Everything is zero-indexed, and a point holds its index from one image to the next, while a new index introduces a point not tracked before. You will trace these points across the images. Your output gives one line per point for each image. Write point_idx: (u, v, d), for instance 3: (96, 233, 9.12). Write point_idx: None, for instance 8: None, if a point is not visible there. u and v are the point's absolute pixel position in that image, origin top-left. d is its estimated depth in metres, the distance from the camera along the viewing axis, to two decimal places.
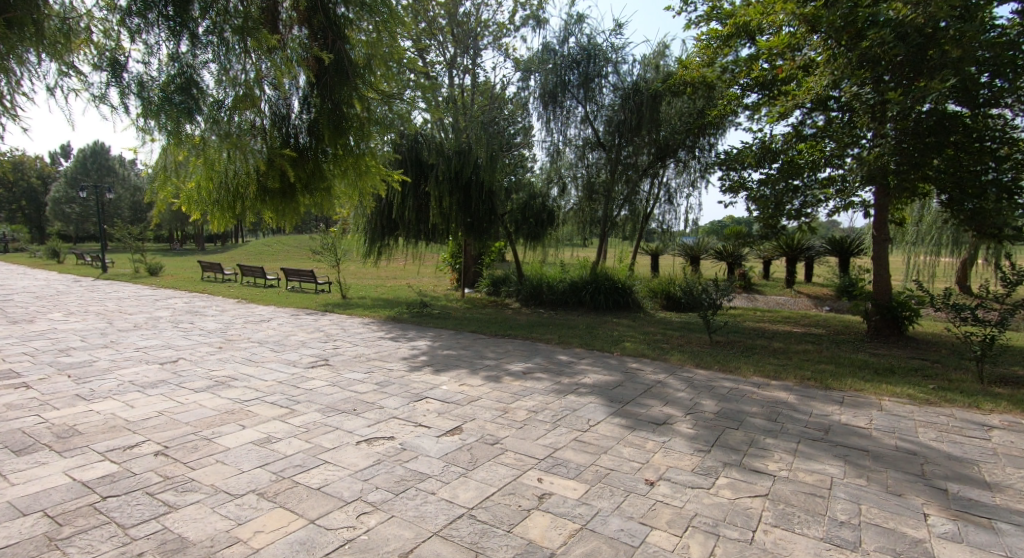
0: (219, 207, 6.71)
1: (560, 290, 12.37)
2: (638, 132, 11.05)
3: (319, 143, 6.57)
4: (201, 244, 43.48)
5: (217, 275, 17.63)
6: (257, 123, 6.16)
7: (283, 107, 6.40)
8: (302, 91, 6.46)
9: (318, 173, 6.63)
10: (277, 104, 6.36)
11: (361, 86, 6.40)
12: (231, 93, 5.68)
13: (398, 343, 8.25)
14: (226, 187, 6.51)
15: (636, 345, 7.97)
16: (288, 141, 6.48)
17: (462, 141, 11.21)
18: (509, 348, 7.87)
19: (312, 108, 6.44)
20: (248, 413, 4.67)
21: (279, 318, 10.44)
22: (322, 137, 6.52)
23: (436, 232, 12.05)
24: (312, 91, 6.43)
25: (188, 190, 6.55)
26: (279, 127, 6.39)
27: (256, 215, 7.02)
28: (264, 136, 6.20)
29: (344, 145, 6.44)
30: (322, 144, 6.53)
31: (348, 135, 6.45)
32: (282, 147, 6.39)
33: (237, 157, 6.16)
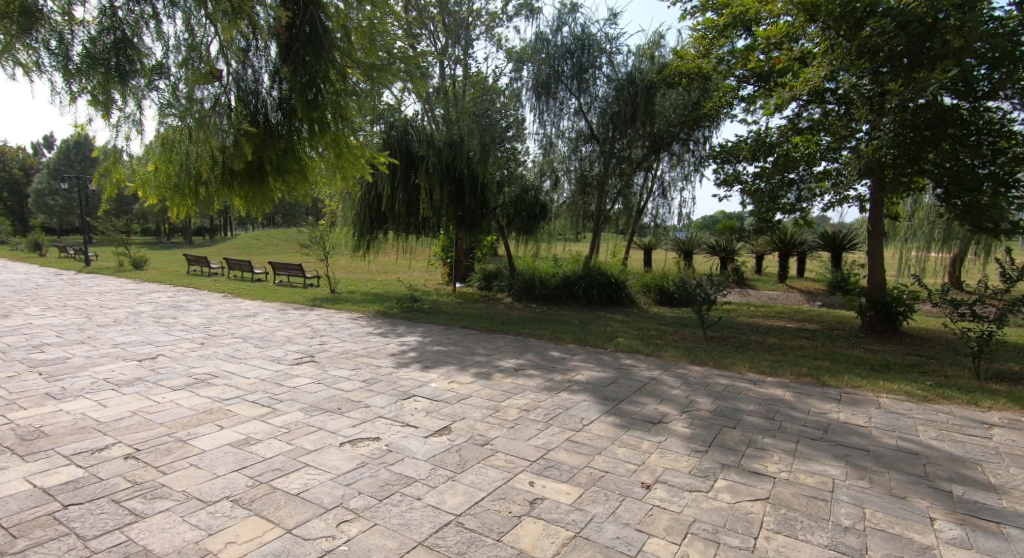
0: (179, 193, 6.76)
1: (553, 285, 12.22)
2: (632, 124, 10.89)
3: (291, 121, 6.57)
4: (189, 238, 42.95)
5: (203, 268, 17.33)
6: (220, 100, 6.25)
7: (245, 76, 6.41)
8: (272, 65, 6.51)
9: (291, 154, 6.62)
10: (243, 77, 6.41)
11: (342, 60, 6.57)
12: (182, 64, 5.87)
13: (387, 338, 8.05)
14: (189, 171, 6.54)
15: (630, 341, 7.82)
16: (255, 119, 6.46)
17: (454, 133, 11.00)
18: (500, 344, 7.69)
19: (283, 82, 6.46)
20: (227, 412, 4.47)
21: (265, 313, 10.20)
22: (293, 113, 6.54)
23: (426, 226, 11.81)
24: (282, 65, 6.47)
25: (148, 176, 6.63)
26: (246, 104, 6.41)
27: (223, 200, 7.03)
28: (228, 114, 6.26)
29: (319, 121, 6.46)
30: (294, 120, 6.54)
31: (327, 109, 6.53)
32: (249, 125, 6.38)
33: (198, 140, 6.22)
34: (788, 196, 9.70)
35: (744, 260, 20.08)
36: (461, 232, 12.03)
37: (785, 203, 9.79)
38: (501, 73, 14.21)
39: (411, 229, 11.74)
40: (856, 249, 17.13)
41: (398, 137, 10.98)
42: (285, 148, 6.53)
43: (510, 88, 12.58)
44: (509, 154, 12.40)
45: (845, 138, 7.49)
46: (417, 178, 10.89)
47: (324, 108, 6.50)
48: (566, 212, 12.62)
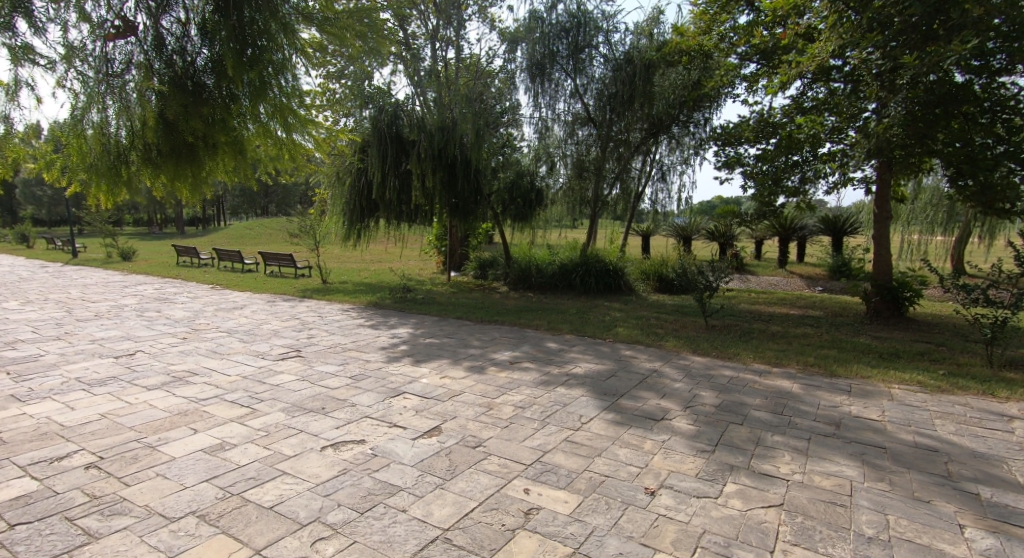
0: (101, 176, 6.12)
1: (550, 273, 11.95)
2: (630, 106, 10.57)
3: (220, 82, 6.04)
4: (182, 228, 42.47)
5: (193, 259, 17.03)
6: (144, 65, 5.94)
7: (165, 35, 6.05)
8: (200, 22, 6.05)
9: (222, 122, 6.07)
10: (172, 40, 6.06)
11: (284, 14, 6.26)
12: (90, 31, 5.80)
13: (378, 331, 7.77)
14: (108, 151, 6.03)
15: (629, 331, 7.57)
16: (186, 82, 5.97)
17: (446, 117, 10.67)
18: (495, 335, 7.42)
19: (209, 39, 5.99)
20: (203, 414, 4.18)
21: (254, 305, 9.91)
22: (223, 74, 5.99)
23: (418, 213, 11.47)
24: (208, 17, 6.01)
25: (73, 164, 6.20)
26: (173, 65, 6.00)
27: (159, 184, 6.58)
28: (150, 79, 5.92)
29: (250, 78, 5.95)
30: (223, 81, 6.00)
31: (264, 70, 6.08)
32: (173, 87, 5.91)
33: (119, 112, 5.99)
34: (792, 179, 9.45)
35: (743, 245, 19.83)
36: (454, 220, 11.71)
37: (789, 185, 9.53)
38: (495, 55, 13.81)
39: (403, 217, 11.38)
40: (856, 233, 16.89)
41: (387, 122, 10.55)
42: (213, 113, 5.97)
43: (505, 70, 12.21)
44: (504, 138, 12.06)
45: (854, 117, 7.24)
46: (408, 164, 10.55)
47: (258, 74, 6.08)
48: (562, 198, 12.31)
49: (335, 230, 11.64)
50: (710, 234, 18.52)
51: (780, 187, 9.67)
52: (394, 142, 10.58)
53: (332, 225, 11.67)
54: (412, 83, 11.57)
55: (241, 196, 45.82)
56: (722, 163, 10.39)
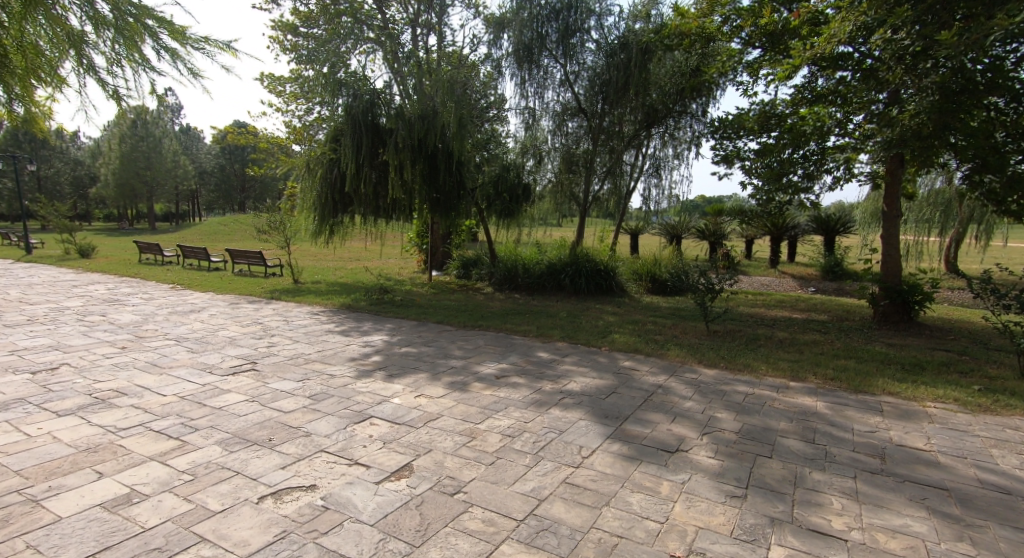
0: None
1: (537, 273, 11.29)
2: (626, 94, 9.89)
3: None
4: (154, 224, 40.96)
5: (157, 257, 16.01)
6: None
7: None
8: None
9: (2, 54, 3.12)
10: None
11: None
12: None
13: (348, 338, 6.99)
14: None
15: (627, 339, 6.90)
16: None
17: (427, 105, 9.94)
18: (478, 344, 6.69)
19: None
20: (118, 450, 3.42)
21: (214, 307, 9.05)
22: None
23: (397, 208, 10.51)
24: None
25: None
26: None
27: None
28: None
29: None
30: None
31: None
32: None
33: None
34: (800, 176, 8.82)
35: (733, 245, 19.37)
36: (435, 216, 10.91)
37: (791, 181, 8.92)
38: (480, 42, 12.99)
39: (379, 213, 10.48)
40: (848, 234, 16.49)
41: (364, 109, 9.73)
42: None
43: (493, 59, 11.51)
44: (489, 129, 11.34)
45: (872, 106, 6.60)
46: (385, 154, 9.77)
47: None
48: (552, 195, 11.65)
49: (307, 226, 10.79)
50: (700, 233, 18.06)
51: (784, 183, 9.02)
52: (370, 129, 9.76)
53: (304, 221, 10.84)
54: (392, 69, 10.78)
55: (216, 191, 44.32)
56: (719, 158, 9.84)
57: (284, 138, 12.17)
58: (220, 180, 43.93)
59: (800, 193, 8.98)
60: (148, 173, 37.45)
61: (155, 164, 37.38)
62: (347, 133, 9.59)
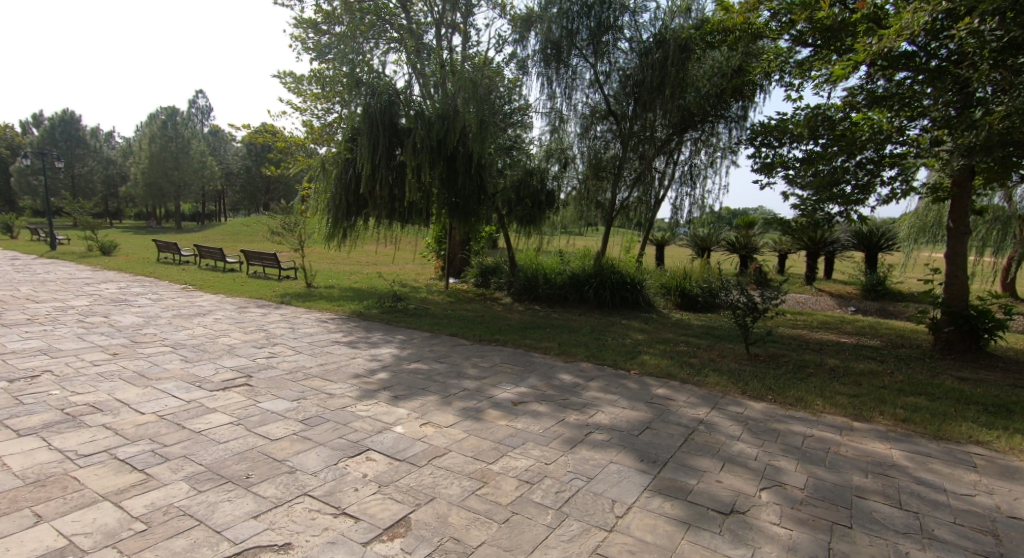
0: None
1: (559, 284, 10.68)
2: (660, 94, 9.10)
3: None
4: (179, 223, 41.35)
5: (174, 256, 15.77)
6: None
7: None
8: None
9: None
10: None
11: None
12: None
13: (354, 350, 6.47)
14: None
15: (659, 361, 6.27)
16: None
17: (449, 105, 9.45)
18: (495, 362, 6.12)
19: None
20: (69, 485, 2.92)
21: (221, 311, 8.64)
22: None
23: (413, 212, 10.01)
24: None
25: None
26: None
27: None
28: None
29: None
30: None
31: None
32: None
33: None
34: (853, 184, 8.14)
35: (765, 260, 18.52)
36: (453, 221, 10.37)
37: (844, 189, 8.23)
38: (507, 44, 12.47)
39: (396, 217, 9.99)
40: (891, 251, 15.56)
41: (382, 105, 9.24)
42: None
43: (521, 60, 10.99)
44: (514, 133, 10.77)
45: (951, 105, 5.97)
46: (403, 154, 9.31)
47: None
48: (578, 203, 11.07)
49: (321, 228, 10.36)
50: (731, 246, 17.27)
51: (834, 192, 8.30)
52: (388, 128, 9.27)
53: (318, 223, 10.42)
54: (414, 68, 10.34)
55: (240, 191, 44.63)
56: (759, 168, 9.17)
57: (303, 138, 11.79)
58: (246, 182, 44.25)
59: (853, 205, 8.28)
60: (176, 172, 37.82)
61: (182, 164, 37.77)
62: (365, 131, 9.16)
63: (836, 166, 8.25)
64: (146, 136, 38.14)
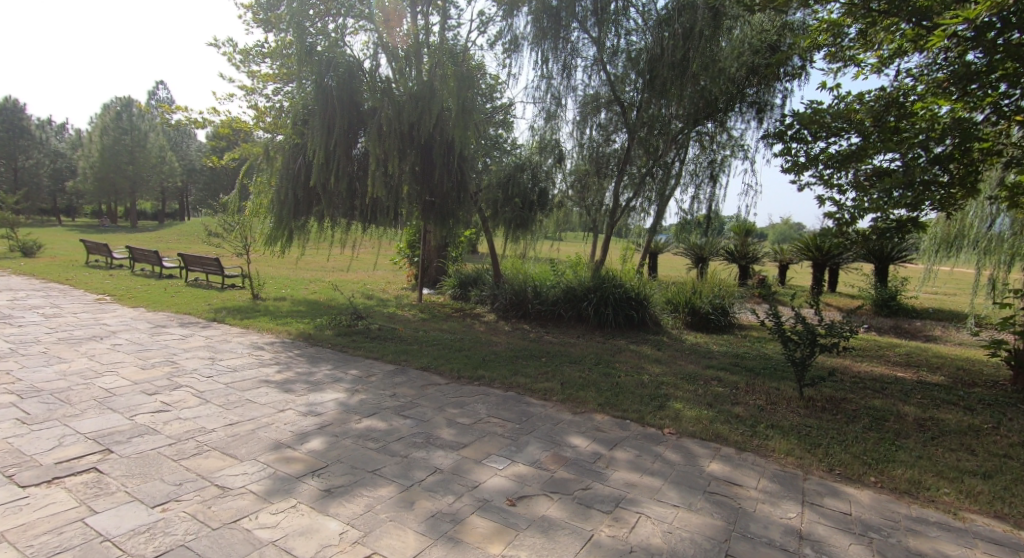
0: None
1: (551, 299, 9.11)
2: (679, 73, 7.60)
3: None
4: (135, 222, 38.74)
5: (105, 259, 13.78)
6: None
7: None
8: None
9: None
10: None
11: None
12: None
13: (287, 396, 4.77)
14: None
15: (697, 413, 4.71)
16: None
17: (425, 82, 7.81)
18: (480, 416, 4.49)
19: None
20: None
21: (127, 332, 6.81)
22: None
23: (378, 212, 8.26)
24: None
25: None
26: None
27: None
28: None
29: None
30: None
31: None
32: None
33: None
34: (929, 184, 6.29)
35: (765, 271, 17.25)
36: (428, 224, 8.73)
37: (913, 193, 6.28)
38: (492, 23, 10.89)
39: (356, 219, 8.24)
40: (904, 263, 14.38)
41: (344, 78, 7.54)
42: None
43: (510, 42, 9.46)
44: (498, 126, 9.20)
45: None
46: (365, 141, 7.63)
47: None
48: (574, 206, 9.49)
49: (265, 230, 8.58)
50: (731, 254, 16.05)
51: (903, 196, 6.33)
52: (347, 108, 7.55)
53: (262, 223, 8.65)
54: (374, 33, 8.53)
55: (203, 189, 42.14)
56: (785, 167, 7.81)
57: (250, 123, 10.01)
58: (209, 179, 41.82)
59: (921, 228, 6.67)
60: (130, 167, 35.29)
61: (137, 158, 35.36)
62: (321, 109, 7.44)
63: (909, 161, 6.46)
64: (97, 129, 35.54)
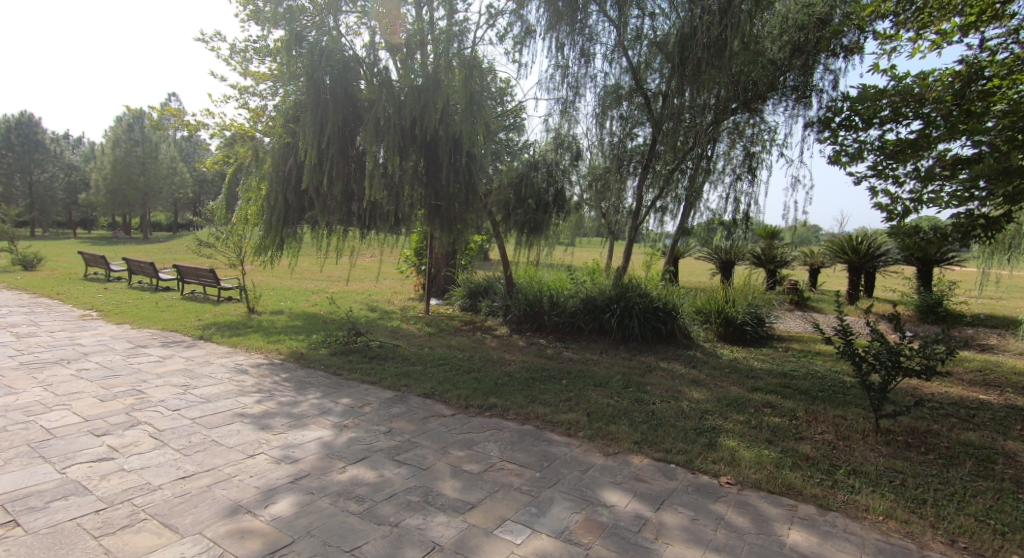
0: None
1: (570, 311, 8.30)
2: (716, 55, 6.69)
3: None
4: (146, 233, 38.63)
5: (102, 272, 13.21)
6: None
7: None
8: None
9: None
10: None
11: None
12: None
13: (263, 434, 4.00)
14: None
15: (758, 455, 3.86)
16: None
17: (431, 73, 7.09)
18: (492, 460, 3.69)
19: None
20: None
21: (99, 354, 6.11)
22: None
23: (377, 217, 7.47)
24: None
25: None
26: None
27: None
28: None
29: None
30: None
31: None
32: None
33: None
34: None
35: (795, 275, 16.24)
36: (435, 230, 7.96)
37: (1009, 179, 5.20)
38: (502, 14, 10.15)
39: (354, 225, 7.47)
40: (951, 265, 13.30)
41: (340, 69, 6.79)
42: None
43: (522, 36, 8.75)
44: (508, 130, 8.55)
45: None
46: (361, 139, 6.77)
47: None
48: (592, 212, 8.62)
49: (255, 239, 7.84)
50: (759, 258, 15.12)
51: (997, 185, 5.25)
52: (342, 102, 6.80)
53: (253, 232, 7.92)
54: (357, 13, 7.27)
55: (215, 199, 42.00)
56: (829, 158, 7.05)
57: (245, 125, 9.35)
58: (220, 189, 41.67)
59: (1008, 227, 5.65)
60: (142, 179, 35.17)
61: (148, 170, 35.23)
62: (313, 102, 6.65)
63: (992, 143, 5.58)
64: (109, 141, 35.50)
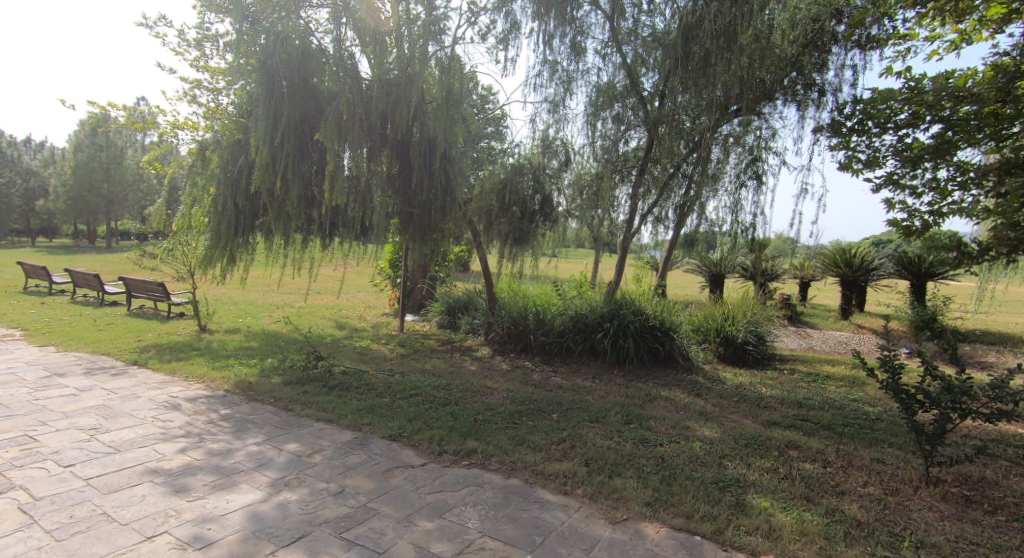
0: None
1: (558, 330, 7.58)
2: (728, 45, 5.97)
3: None
4: (111, 242, 36.99)
5: (46, 285, 12.10)
6: None
7: None
8: None
9: None
10: None
11: None
12: None
13: (176, 501, 3.14)
14: None
15: (800, 521, 3.10)
16: None
17: (403, 66, 6.32)
18: (470, 537, 2.88)
19: None
20: None
21: (3, 387, 5.15)
22: None
23: (341, 225, 6.60)
24: None
25: None
26: None
27: None
28: None
29: None
30: None
31: None
32: None
33: None
34: None
35: (785, 288, 15.75)
36: (408, 240, 7.15)
37: None
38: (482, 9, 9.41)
39: (315, 236, 6.54)
40: (947, 280, 12.88)
41: (297, 55, 5.89)
42: None
43: (506, 32, 8.07)
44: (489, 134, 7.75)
45: None
46: (319, 135, 5.81)
47: None
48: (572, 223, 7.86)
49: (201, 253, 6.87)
50: (749, 271, 14.59)
51: None
52: (300, 96, 5.93)
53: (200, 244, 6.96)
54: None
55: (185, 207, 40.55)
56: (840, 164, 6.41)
57: (196, 123, 8.41)
58: None
59: None
60: (106, 185, 33.65)
61: (112, 176, 33.74)
62: (267, 93, 5.82)
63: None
64: (71, 145, 33.95)
